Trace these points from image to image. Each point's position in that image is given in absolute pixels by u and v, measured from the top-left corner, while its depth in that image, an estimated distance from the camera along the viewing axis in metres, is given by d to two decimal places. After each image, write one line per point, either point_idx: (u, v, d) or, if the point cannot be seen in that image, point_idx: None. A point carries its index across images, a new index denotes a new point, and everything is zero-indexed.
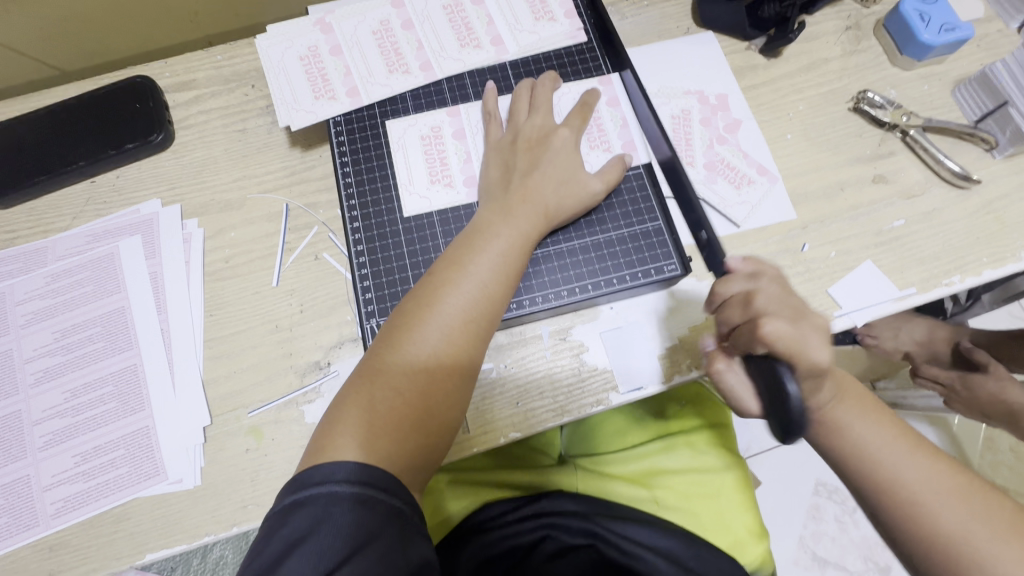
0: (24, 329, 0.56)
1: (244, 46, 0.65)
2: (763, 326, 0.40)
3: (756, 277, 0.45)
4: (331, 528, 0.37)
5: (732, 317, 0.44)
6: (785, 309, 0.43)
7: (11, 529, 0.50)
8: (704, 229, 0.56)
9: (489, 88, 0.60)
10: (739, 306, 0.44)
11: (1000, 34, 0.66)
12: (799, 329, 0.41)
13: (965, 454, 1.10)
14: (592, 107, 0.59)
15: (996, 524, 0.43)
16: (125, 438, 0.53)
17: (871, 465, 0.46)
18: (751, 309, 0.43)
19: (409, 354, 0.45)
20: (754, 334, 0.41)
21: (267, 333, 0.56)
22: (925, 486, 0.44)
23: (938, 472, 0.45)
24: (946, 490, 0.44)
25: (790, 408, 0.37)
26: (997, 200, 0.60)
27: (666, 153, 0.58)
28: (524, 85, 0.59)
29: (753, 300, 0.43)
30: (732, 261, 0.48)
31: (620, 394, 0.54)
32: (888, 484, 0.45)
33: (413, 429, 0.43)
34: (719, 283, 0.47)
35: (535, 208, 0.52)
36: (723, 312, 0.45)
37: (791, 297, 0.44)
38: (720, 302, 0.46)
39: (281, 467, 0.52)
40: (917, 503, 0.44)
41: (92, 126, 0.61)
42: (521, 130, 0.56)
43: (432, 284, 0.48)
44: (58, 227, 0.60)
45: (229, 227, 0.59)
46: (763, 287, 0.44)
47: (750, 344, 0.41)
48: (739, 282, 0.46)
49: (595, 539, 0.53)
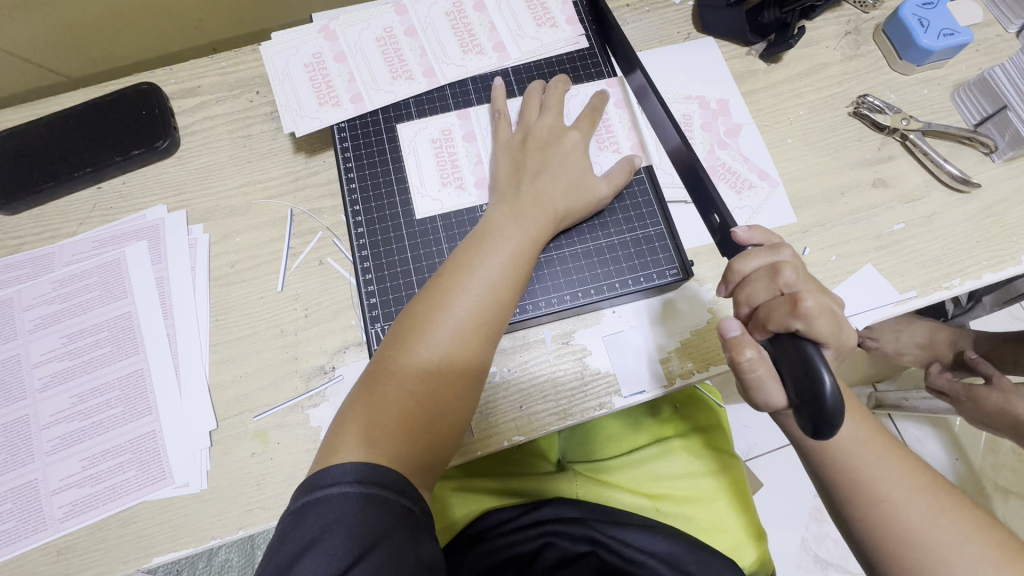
0: (31, 334, 0.56)
1: (249, 53, 0.66)
2: (802, 304, 0.40)
3: (776, 247, 0.44)
4: (343, 529, 0.37)
5: (759, 292, 0.43)
6: (810, 285, 0.42)
7: (19, 533, 0.51)
8: (716, 211, 0.50)
9: (495, 89, 0.60)
10: (765, 280, 0.43)
11: (998, 39, 0.67)
12: (828, 305, 0.41)
13: (967, 455, 1.10)
14: (601, 110, 0.59)
15: (962, 526, 0.43)
16: (133, 442, 0.53)
17: (850, 470, 0.46)
18: (782, 283, 0.42)
19: (419, 355, 0.45)
20: (792, 311, 0.40)
21: (273, 338, 0.56)
22: (899, 490, 0.45)
23: (910, 476, 0.45)
24: (916, 494, 0.45)
25: (825, 397, 0.36)
26: (996, 204, 0.60)
27: (675, 138, 0.52)
28: (535, 85, 0.60)
29: (782, 273, 0.42)
30: (737, 230, 0.47)
31: (622, 397, 0.54)
32: (864, 488, 0.45)
33: (424, 429, 0.44)
34: (737, 257, 0.45)
35: (544, 212, 0.52)
36: (745, 287, 0.44)
37: (808, 272, 0.44)
38: (739, 275, 0.45)
39: (287, 471, 0.52)
40: (890, 506, 0.44)
41: (99, 133, 0.62)
42: (531, 130, 0.57)
43: (441, 286, 0.48)
44: (66, 233, 0.60)
45: (234, 233, 0.60)
46: (787, 260, 0.44)
47: (785, 321, 0.40)
48: (759, 253, 0.44)
49: (596, 546, 0.53)
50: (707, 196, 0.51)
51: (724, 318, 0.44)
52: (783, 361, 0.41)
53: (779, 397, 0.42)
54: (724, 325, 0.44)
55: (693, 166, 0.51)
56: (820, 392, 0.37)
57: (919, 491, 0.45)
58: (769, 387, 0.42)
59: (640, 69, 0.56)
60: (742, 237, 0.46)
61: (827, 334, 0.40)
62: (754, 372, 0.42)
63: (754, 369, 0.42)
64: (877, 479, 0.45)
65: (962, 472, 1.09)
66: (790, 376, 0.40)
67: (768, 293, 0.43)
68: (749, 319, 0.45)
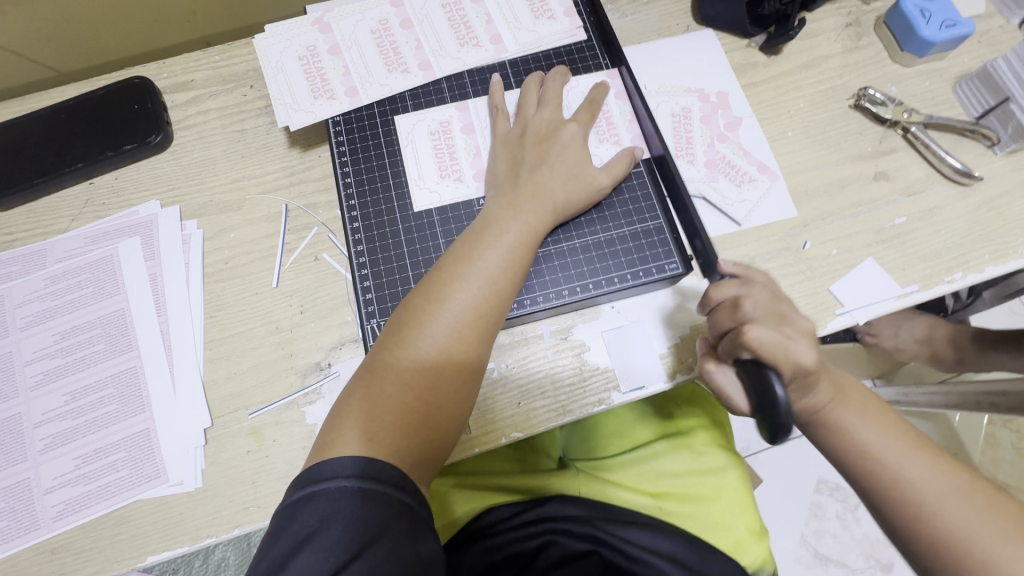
0: (23, 331, 0.56)
1: (243, 46, 0.65)
2: (748, 333, 0.42)
3: (746, 281, 0.47)
4: (341, 525, 0.36)
5: (723, 321, 0.46)
6: (771, 314, 0.44)
7: (12, 532, 0.50)
8: (697, 236, 0.54)
9: (493, 84, 0.59)
10: (728, 313, 0.46)
11: (1000, 30, 0.66)
12: (781, 333, 0.43)
13: (967, 450, 1.10)
14: (600, 103, 0.58)
15: (963, 489, 0.42)
16: (126, 440, 0.52)
17: (843, 438, 0.45)
18: (739, 314, 0.45)
19: (417, 349, 0.45)
20: (738, 339, 0.43)
21: (268, 334, 0.56)
22: (896, 455, 0.43)
23: (904, 441, 0.44)
24: (912, 458, 0.43)
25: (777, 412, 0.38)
26: (998, 197, 0.60)
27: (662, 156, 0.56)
28: (533, 78, 0.59)
29: (741, 306, 0.45)
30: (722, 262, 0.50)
31: (622, 393, 0.54)
32: (858, 455, 0.44)
33: (422, 424, 0.43)
34: (709, 289, 0.48)
35: (545, 203, 0.52)
36: (715, 318, 0.47)
37: (780, 301, 0.46)
38: (713, 307, 0.48)
39: (283, 469, 0.52)
40: (886, 471, 0.43)
41: (91, 127, 0.61)
42: (529, 124, 0.56)
43: (439, 278, 0.48)
44: (57, 229, 0.59)
45: (228, 228, 0.59)
46: (753, 292, 0.46)
47: (736, 349, 0.43)
48: (730, 285, 0.47)
49: (598, 544, 0.53)
50: (690, 218, 0.55)
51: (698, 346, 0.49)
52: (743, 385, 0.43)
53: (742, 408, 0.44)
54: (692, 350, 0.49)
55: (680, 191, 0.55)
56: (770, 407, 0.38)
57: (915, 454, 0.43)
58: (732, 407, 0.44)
59: (626, 69, 0.60)
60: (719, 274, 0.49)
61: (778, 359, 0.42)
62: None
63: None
64: (869, 444, 0.44)
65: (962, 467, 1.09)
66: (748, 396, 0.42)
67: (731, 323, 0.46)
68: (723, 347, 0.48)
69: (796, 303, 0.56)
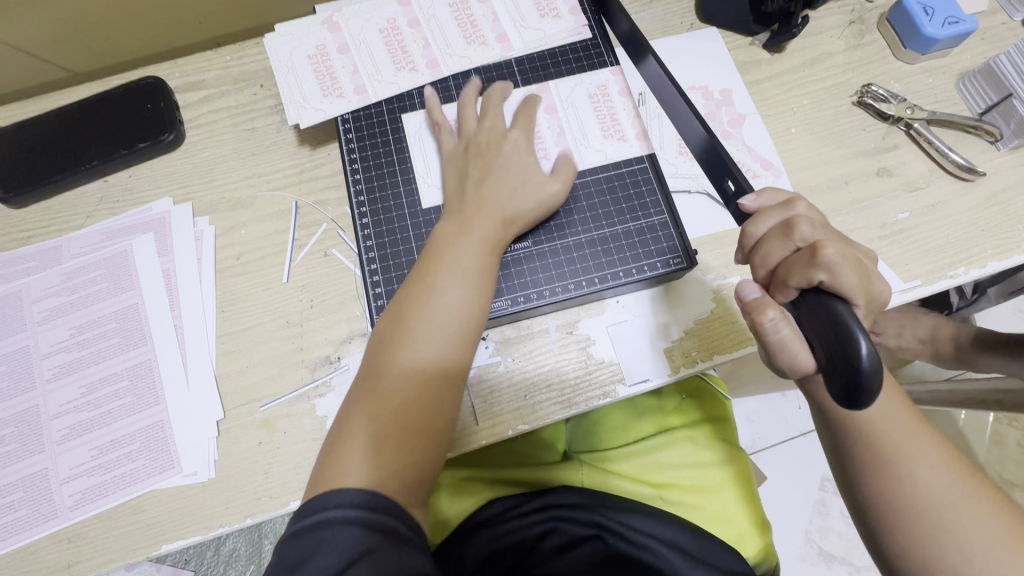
0: (40, 325, 0.57)
1: (253, 46, 0.66)
2: (823, 252, 0.39)
3: (789, 203, 0.45)
4: (330, 548, 0.37)
5: (775, 249, 0.43)
6: (827, 236, 0.42)
7: (30, 521, 0.51)
8: (731, 178, 0.50)
9: (428, 99, 0.59)
10: (780, 237, 0.43)
11: (1004, 27, 0.67)
12: (851, 254, 0.40)
13: (972, 447, 1.10)
14: (534, 117, 0.59)
15: (981, 505, 0.43)
16: (141, 431, 0.54)
17: (872, 443, 0.45)
18: (796, 236, 0.42)
19: (395, 373, 0.45)
20: (812, 261, 0.40)
21: (278, 329, 0.57)
22: (920, 466, 0.44)
23: (934, 453, 0.44)
24: (938, 470, 0.44)
25: (861, 362, 0.35)
26: (1002, 192, 0.60)
27: (696, 126, 0.51)
28: (471, 90, 0.59)
29: (797, 227, 0.42)
30: (745, 200, 0.47)
31: (627, 385, 0.55)
32: (883, 463, 0.44)
33: (417, 437, 0.44)
34: (749, 221, 0.45)
35: (492, 213, 0.52)
36: (761, 247, 0.44)
37: (825, 225, 0.44)
38: (754, 238, 0.45)
39: (294, 459, 0.53)
40: (908, 481, 0.44)
41: (105, 126, 0.62)
42: (471, 137, 0.56)
43: (415, 296, 0.48)
44: (73, 226, 0.61)
45: (239, 225, 0.60)
46: (800, 214, 0.44)
47: (807, 273, 0.40)
48: (771, 213, 0.45)
49: (602, 530, 0.54)
50: (722, 164, 0.50)
51: (741, 284, 0.44)
52: (810, 322, 0.39)
53: (808, 361, 0.40)
54: (743, 288, 0.44)
55: (717, 153, 0.50)
56: (855, 355, 0.35)
57: (942, 466, 0.44)
58: (794, 351, 0.40)
59: (656, 60, 0.54)
60: (750, 207, 0.47)
61: (852, 285, 0.39)
62: (777, 334, 0.40)
63: (779, 331, 0.40)
64: (901, 456, 0.44)
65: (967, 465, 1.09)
66: (818, 339, 0.38)
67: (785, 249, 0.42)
68: (768, 282, 0.44)
69: None
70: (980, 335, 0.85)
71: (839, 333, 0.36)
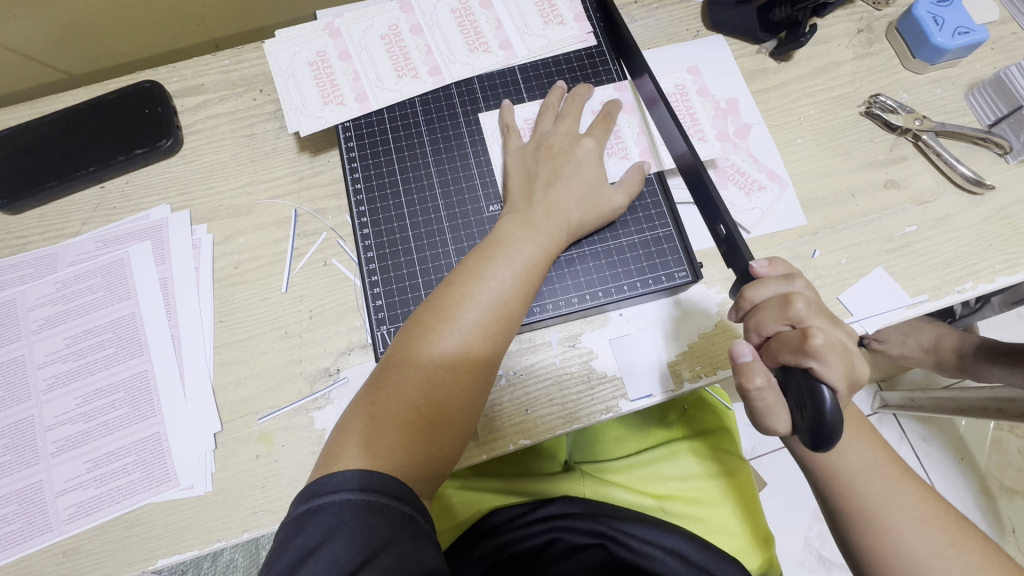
0: (35, 335, 0.56)
1: (252, 50, 0.65)
2: (813, 339, 0.39)
3: (790, 277, 0.43)
4: (347, 536, 0.37)
5: (768, 321, 0.42)
6: (822, 319, 0.41)
7: (25, 534, 0.51)
8: (722, 222, 0.49)
9: (504, 103, 0.59)
10: (776, 310, 0.42)
11: (1014, 36, 0.66)
12: (841, 342, 0.40)
13: (973, 456, 1.09)
14: (614, 117, 0.58)
15: (970, 559, 0.43)
16: (137, 443, 0.53)
17: (858, 498, 0.45)
18: (791, 312, 0.41)
19: (424, 369, 0.45)
20: (803, 346, 0.39)
21: (277, 339, 0.56)
22: (908, 522, 0.44)
23: (919, 507, 0.45)
24: (923, 523, 0.44)
25: (824, 408, 0.37)
26: (1010, 206, 0.59)
27: (682, 146, 0.52)
28: (555, 90, 0.59)
29: (794, 303, 0.41)
30: (757, 265, 0.46)
31: (629, 400, 0.54)
32: (870, 519, 0.45)
33: (424, 443, 0.44)
34: (748, 285, 0.44)
35: (558, 223, 0.52)
36: (756, 315, 0.43)
37: (822, 304, 0.43)
38: (751, 303, 0.44)
39: (292, 473, 0.52)
40: (895, 534, 0.44)
41: (102, 131, 0.61)
42: (545, 138, 0.56)
43: (450, 294, 0.48)
44: (69, 233, 0.60)
45: (238, 233, 0.60)
46: (800, 290, 0.43)
47: (797, 357, 0.39)
48: (772, 282, 0.44)
49: (604, 538, 0.54)
50: (714, 205, 0.50)
51: (735, 343, 0.43)
52: (792, 391, 0.40)
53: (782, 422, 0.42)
54: (736, 349, 0.43)
55: (695, 166, 0.51)
56: (817, 404, 0.37)
57: (910, 503, 0.45)
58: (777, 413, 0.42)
59: (649, 76, 0.56)
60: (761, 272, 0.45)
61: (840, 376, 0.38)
62: (762, 401, 0.42)
63: (762, 398, 0.42)
64: (887, 511, 0.45)
65: (969, 474, 1.08)
66: (795, 402, 0.40)
67: (778, 321, 0.42)
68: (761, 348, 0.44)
69: None
70: (984, 344, 0.85)
71: (806, 386, 0.38)
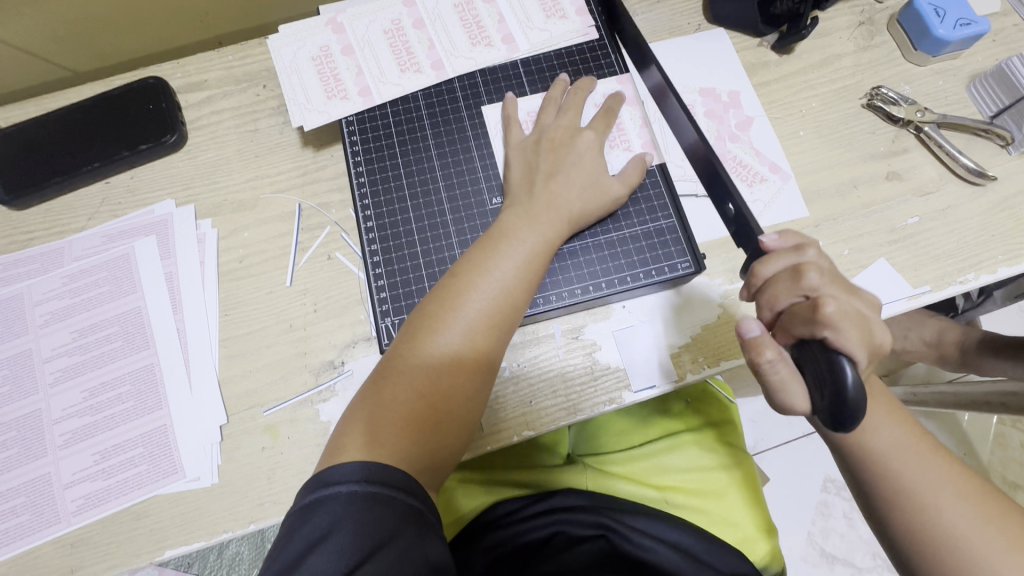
0: (41, 329, 0.56)
1: (256, 46, 0.65)
2: (825, 308, 0.39)
3: (800, 248, 0.44)
4: (352, 528, 0.37)
5: (781, 293, 0.42)
6: (834, 287, 0.42)
7: (33, 526, 0.51)
8: (730, 201, 0.49)
9: (508, 95, 0.59)
10: (788, 281, 0.42)
11: (1015, 28, 0.66)
12: (852, 310, 0.40)
13: (976, 449, 1.09)
14: (616, 111, 0.58)
15: (1007, 535, 0.43)
16: (144, 436, 0.53)
17: (892, 472, 0.46)
18: (804, 284, 0.41)
19: (430, 359, 0.45)
20: (814, 317, 0.39)
21: (282, 333, 0.56)
22: (945, 499, 0.44)
23: (958, 483, 0.45)
24: (961, 501, 0.44)
25: (846, 384, 0.37)
26: (1012, 196, 0.59)
27: (691, 135, 0.51)
28: (557, 83, 0.59)
29: (806, 274, 0.41)
30: (767, 237, 0.46)
31: (633, 392, 0.54)
32: (910, 493, 0.45)
33: (430, 432, 0.44)
34: (758, 260, 0.44)
35: (561, 215, 0.52)
36: (768, 289, 0.43)
37: (833, 274, 0.43)
38: (760, 278, 0.44)
39: (298, 464, 0.53)
40: (932, 511, 0.44)
41: (106, 127, 0.62)
42: (546, 130, 0.56)
43: (454, 285, 0.48)
44: (75, 228, 0.60)
45: (242, 228, 0.60)
46: (810, 260, 0.43)
47: (810, 327, 0.40)
48: (783, 254, 0.44)
49: (606, 530, 0.54)
50: (723, 185, 0.49)
51: (741, 318, 0.42)
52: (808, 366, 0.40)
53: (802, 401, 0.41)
54: (741, 326, 0.42)
55: (707, 155, 0.49)
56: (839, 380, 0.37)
57: (945, 480, 0.45)
58: (793, 390, 0.41)
59: (655, 66, 0.54)
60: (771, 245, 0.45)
61: (855, 343, 0.39)
62: (775, 374, 0.41)
63: (776, 372, 0.41)
64: (920, 487, 0.45)
65: (972, 468, 1.08)
66: (813, 379, 0.39)
67: (790, 294, 0.42)
68: (773, 324, 0.44)
69: None
70: (986, 338, 0.85)
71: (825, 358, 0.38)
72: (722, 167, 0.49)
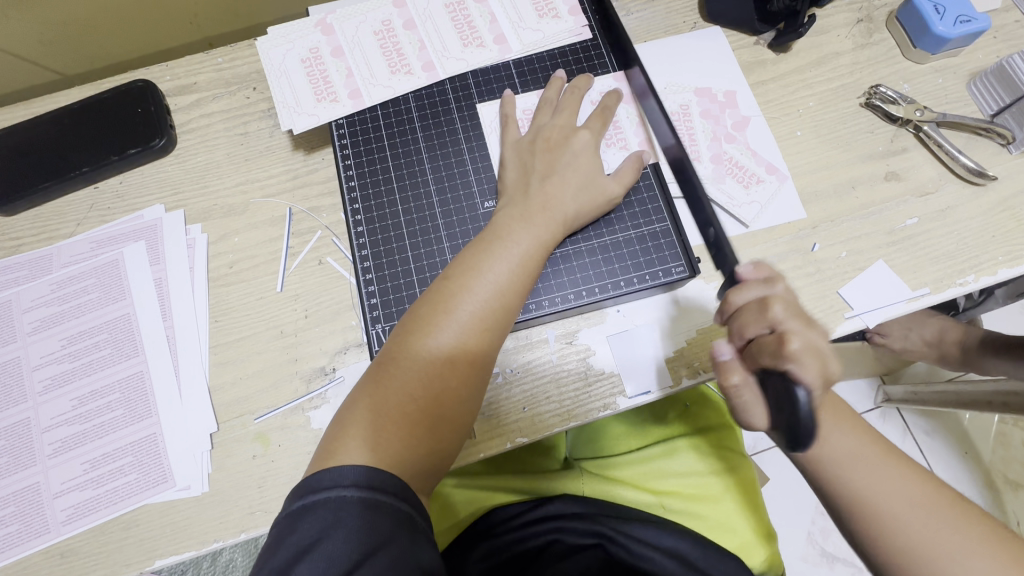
0: (30, 336, 0.56)
1: (245, 48, 0.65)
2: (789, 344, 0.38)
3: (769, 281, 0.43)
4: (343, 533, 0.36)
5: (749, 323, 0.42)
6: (800, 320, 0.41)
7: (22, 536, 0.50)
8: (711, 226, 0.54)
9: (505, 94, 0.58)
10: (755, 313, 0.42)
11: (1017, 24, 0.65)
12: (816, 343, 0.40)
13: (977, 449, 1.08)
14: (613, 109, 0.57)
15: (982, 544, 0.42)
16: (133, 444, 0.53)
17: (856, 483, 0.45)
18: (769, 316, 0.41)
19: (422, 362, 0.44)
20: (778, 350, 0.39)
21: (273, 339, 0.56)
22: (911, 510, 0.44)
23: (922, 494, 0.44)
24: (929, 513, 0.44)
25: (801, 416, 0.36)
26: (1013, 196, 0.58)
27: (670, 143, 0.55)
28: (553, 82, 0.58)
29: (771, 307, 0.41)
30: (740, 267, 0.46)
31: (628, 397, 0.53)
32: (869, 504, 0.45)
33: (422, 436, 0.43)
34: (731, 289, 0.44)
35: (555, 217, 0.51)
36: (737, 318, 0.43)
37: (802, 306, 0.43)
38: (732, 307, 0.44)
39: (289, 472, 0.52)
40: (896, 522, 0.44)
41: (95, 131, 0.61)
42: (541, 130, 0.55)
43: (448, 287, 0.47)
44: (63, 234, 0.60)
45: (231, 233, 0.59)
46: (779, 292, 0.43)
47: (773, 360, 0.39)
48: (753, 285, 0.44)
49: (603, 539, 0.53)
50: (704, 211, 0.54)
51: (717, 342, 0.44)
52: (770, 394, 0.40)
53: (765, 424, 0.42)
54: (715, 348, 0.44)
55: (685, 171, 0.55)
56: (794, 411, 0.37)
57: (910, 491, 0.44)
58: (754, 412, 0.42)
59: (639, 69, 0.57)
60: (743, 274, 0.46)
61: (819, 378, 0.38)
62: (740, 399, 0.42)
63: (740, 396, 0.42)
64: (884, 497, 0.44)
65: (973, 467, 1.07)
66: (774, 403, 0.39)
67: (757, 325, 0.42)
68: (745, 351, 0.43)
69: (803, 306, 0.55)
70: (987, 336, 0.84)
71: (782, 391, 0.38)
72: (702, 198, 0.54)
